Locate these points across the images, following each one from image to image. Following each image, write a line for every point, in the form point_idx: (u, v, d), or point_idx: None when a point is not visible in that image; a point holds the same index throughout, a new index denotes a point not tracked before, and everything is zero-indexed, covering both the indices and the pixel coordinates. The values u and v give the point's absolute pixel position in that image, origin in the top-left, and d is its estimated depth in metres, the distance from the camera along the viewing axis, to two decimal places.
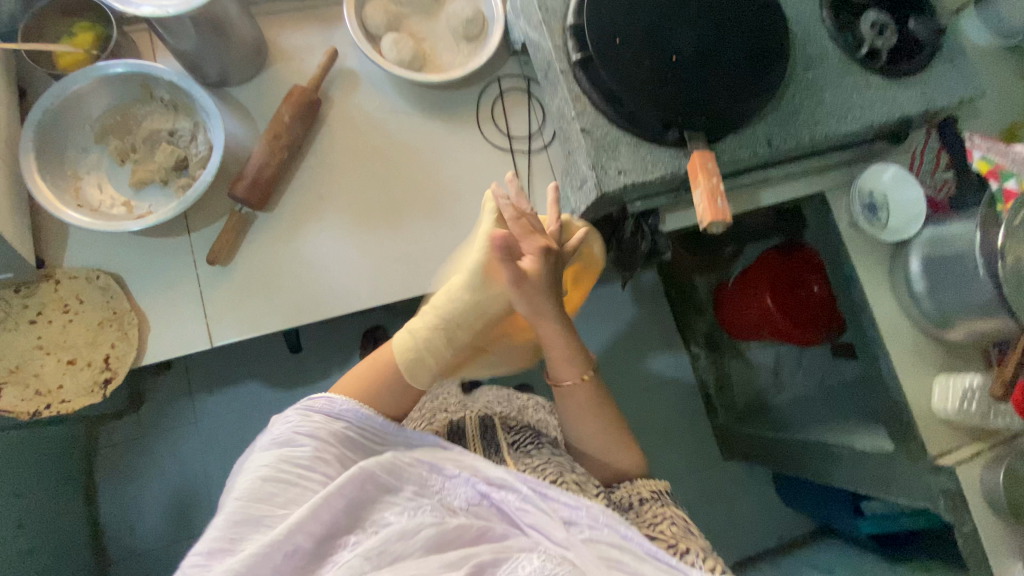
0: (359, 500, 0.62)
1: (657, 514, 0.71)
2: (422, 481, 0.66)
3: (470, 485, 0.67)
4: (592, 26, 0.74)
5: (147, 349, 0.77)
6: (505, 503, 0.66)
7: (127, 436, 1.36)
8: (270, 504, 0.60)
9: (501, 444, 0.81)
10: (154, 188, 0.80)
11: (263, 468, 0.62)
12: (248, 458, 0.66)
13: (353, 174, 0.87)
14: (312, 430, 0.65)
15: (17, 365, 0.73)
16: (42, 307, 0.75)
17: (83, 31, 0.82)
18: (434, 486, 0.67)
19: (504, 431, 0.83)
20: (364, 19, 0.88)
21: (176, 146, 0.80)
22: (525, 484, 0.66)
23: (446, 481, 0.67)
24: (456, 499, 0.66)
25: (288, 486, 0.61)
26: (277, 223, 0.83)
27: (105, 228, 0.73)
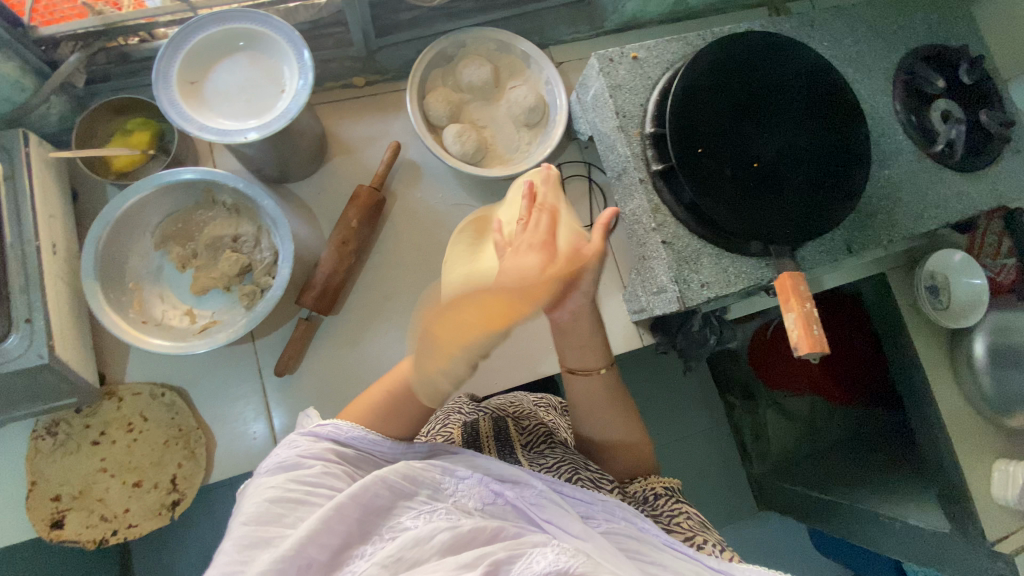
0: (373, 505, 0.50)
1: (673, 508, 0.63)
2: (432, 485, 0.54)
3: (484, 485, 0.56)
4: (674, 136, 0.72)
5: (214, 466, 0.75)
6: (527, 506, 0.55)
7: None
8: (278, 526, 0.47)
9: (514, 445, 0.70)
10: (216, 294, 0.77)
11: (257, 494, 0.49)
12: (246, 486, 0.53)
13: (417, 272, 0.84)
14: (318, 451, 0.53)
15: (80, 489, 0.71)
16: (105, 426, 0.73)
17: (139, 126, 0.77)
18: (449, 491, 0.54)
19: (517, 430, 0.73)
20: (426, 110, 0.86)
21: (240, 252, 0.77)
22: (537, 483, 0.57)
23: (458, 484, 0.55)
24: (476, 504, 0.54)
25: (298, 505, 0.49)
26: (342, 327, 0.80)
27: (173, 349, 0.70)
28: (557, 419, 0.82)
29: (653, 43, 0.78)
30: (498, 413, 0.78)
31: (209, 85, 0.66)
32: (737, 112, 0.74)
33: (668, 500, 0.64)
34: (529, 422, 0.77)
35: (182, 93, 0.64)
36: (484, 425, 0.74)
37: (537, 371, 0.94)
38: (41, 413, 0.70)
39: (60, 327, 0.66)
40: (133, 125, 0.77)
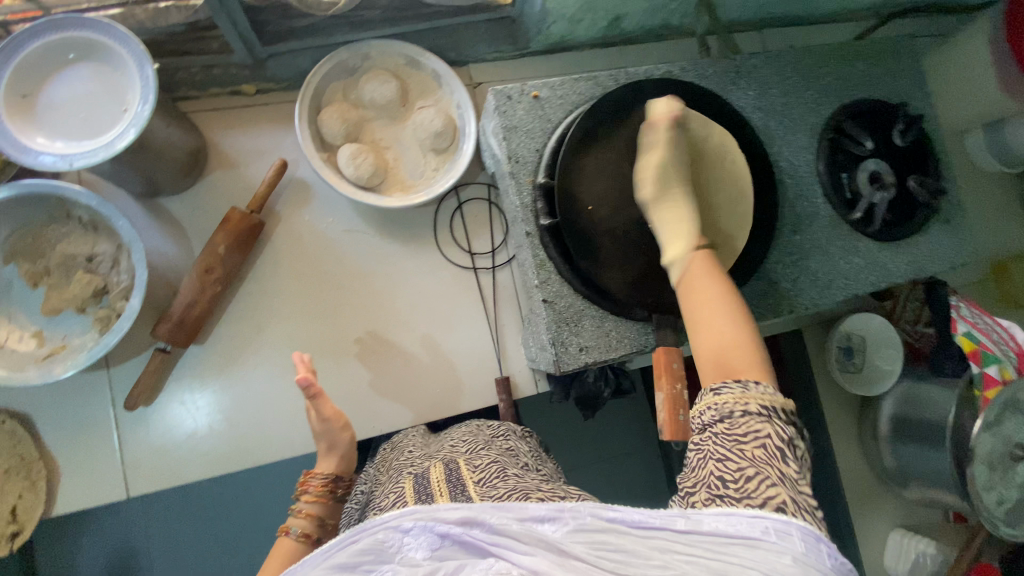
0: None
1: (744, 425, 0.42)
2: (371, 553, 0.36)
3: (429, 530, 0.37)
4: (560, 189, 0.67)
5: (58, 499, 0.71)
6: (478, 534, 0.36)
7: None
8: None
9: (464, 481, 0.51)
10: (70, 316, 0.72)
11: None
12: None
13: (297, 301, 0.80)
14: None
15: None
16: None
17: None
18: (391, 552, 0.36)
19: (468, 469, 0.54)
20: (319, 128, 0.80)
21: (96, 273, 0.72)
22: (491, 506, 0.37)
23: (403, 539, 0.37)
24: (431, 550, 0.36)
25: None
26: (208, 357, 0.76)
27: (3, 379, 0.65)
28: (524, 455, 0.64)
29: (557, 80, 0.72)
30: (446, 458, 0.58)
31: (45, 100, 0.60)
32: (633, 168, 0.69)
33: (745, 415, 0.43)
34: (484, 458, 0.58)
35: (8, 109, 0.58)
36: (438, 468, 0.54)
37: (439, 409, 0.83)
38: None
39: None
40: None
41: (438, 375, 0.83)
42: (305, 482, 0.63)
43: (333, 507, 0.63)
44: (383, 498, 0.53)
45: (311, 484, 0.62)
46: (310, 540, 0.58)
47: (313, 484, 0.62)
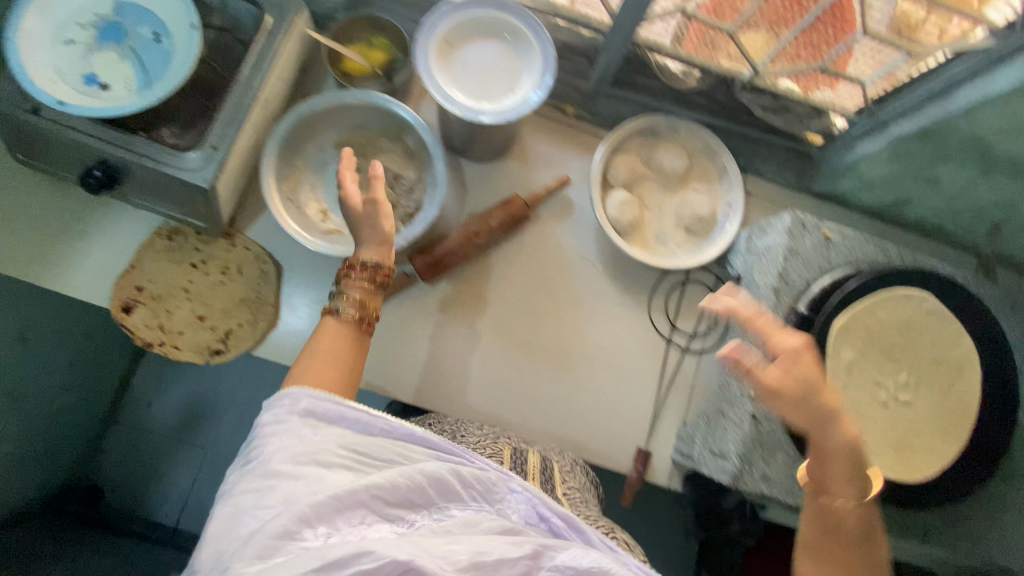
0: (406, 495, 0.49)
1: None
2: (484, 484, 0.53)
3: (531, 504, 0.53)
4: (820, 329, 0.69)
5: (261, 343, 0.80)
6: (570, 531, 0.52)
7: None
8: (292, 477, 0.46)
9: (556, 483, 0.66)
10: (353, 209, 0.84)
11: (285, 490, 0.45)
12: (254, 432, 0.51)
13: (515, 294, 0.89)
14: (317, 426, 0.51)
15: (160, 293, 0.79)
16: (208, 259, 0.80)
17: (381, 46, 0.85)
18: (496, 496, 0.53)
19: (560, 481, 0.68)
20: (609, 166, 0.89)
21: (392, 189, 0.83)
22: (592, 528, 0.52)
23: (507, 493, 0.54)
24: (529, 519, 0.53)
25: (310, 475, 0.47)
26: (428, 301, 0.87)
27: (295, 234, 0.76)
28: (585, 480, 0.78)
29: (851, 233, 0.76)
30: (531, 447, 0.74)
31: (460, 54, 0.71)
32: (891, 346, 0.72)
33: None
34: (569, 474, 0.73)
35: (436, 48, 0.70)
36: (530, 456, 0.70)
37: (579, 450, 0.85)
38: (172, 216, 0.79)
39: (231, 166, 0.74)
40: (376, 44, 0.85)
41: (593, 419, 0.86)
42: (346, 265, 0.61)
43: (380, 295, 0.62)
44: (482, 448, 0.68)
45: (358, 267, 0.61)
46: (358, 322, 0.60)
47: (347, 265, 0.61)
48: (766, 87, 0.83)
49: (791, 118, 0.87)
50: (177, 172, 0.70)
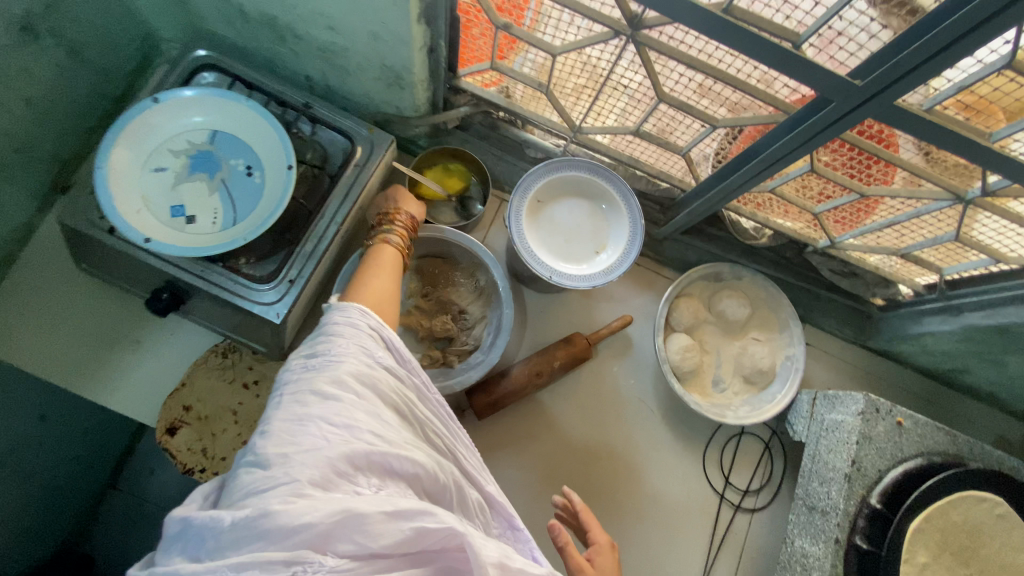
0: (443, 491, 0.43)
1: None
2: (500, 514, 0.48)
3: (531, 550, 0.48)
4: (897, 531, 0.67)
5: None
6: None
7: None
8: (352, 395, 0.40)
9: None
10: (410, 334, 0.81)
11: (350, 410, 0.39)
12: (314, 343, 0.44)
13: (567, 431, 0.86)
14: (386, 358, 0.45)
15: (206, 414, 0.75)
16: (261, 380, 0.78)
17: (458, 170, 0.85)
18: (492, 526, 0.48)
19: None
20: (672, 310, 0.89)
21: (454, 322, 0.81)
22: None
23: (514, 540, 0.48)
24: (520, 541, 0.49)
25: (371, 403, 0.41)
26: (479, 435, 0.84)
27: None
28: None
29: (923, 418, 0.75)
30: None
31: (549, 212, 0.72)
32: (959, 547, 0.67)
33: None
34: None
35: (528, 207, 0.71)
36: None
37: None
38: (230, 334, 0.77)
39: (302, 298, 0.72)
40: (453, 168, 0.84)
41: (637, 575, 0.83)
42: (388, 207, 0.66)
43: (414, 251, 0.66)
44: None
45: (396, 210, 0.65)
46: (405, 252, 0.62)
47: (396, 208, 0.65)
48: (839, 255, 0.83)
49: (858, 282, 0.87)
50: (248, 307, 0.68)
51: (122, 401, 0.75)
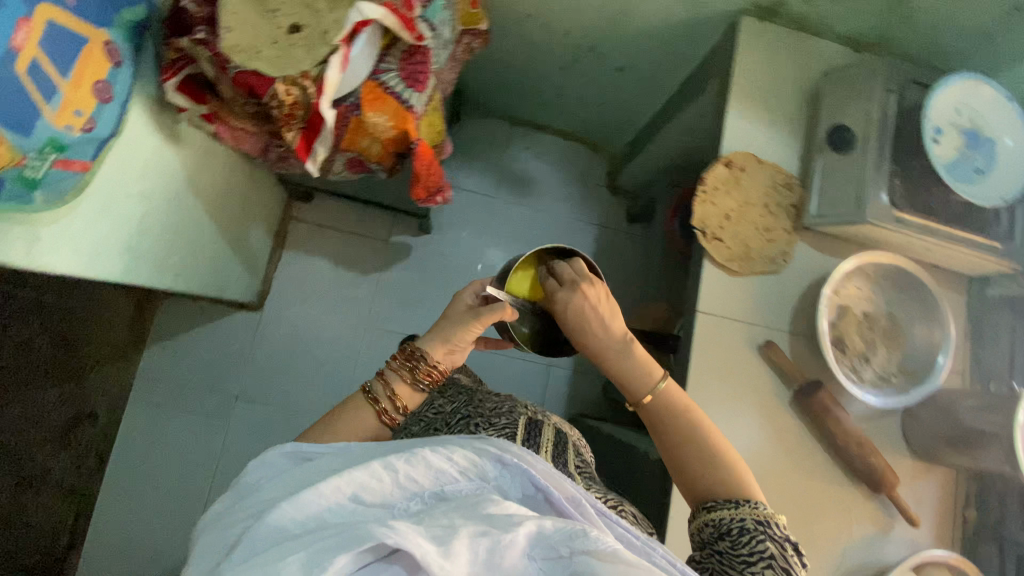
0: (406, 474, 0.52)
1: (756, 545, 0.59)
2: (471, 466, 0.54)
3: (527, 475, 0.56)
4: None
5: (715, 266, 0.91)
6: (568, 505, 0.54)
7: (584, 165, 1.70)
8: (261, 506, 0.51)
9: (569, 457, 0.72)
10: (844, 318, 0.92)
11: (278, 497, 0.51)
12: (253, 472, 0.57)
13: (801, 490, 0.88)
14: (279, 463, 0.57)
15: (743, 182, 0.94)
16: (777, 215, 0.94)
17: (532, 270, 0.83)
18: (489, 475, 0.55)
19: (577, 454, 0.74)
20: (940, 567, 0.89)
21: (868, 354, 0.91)
22: (563, 495, 0.54)
23: (505, 475, 0.56)
24: (521, 493, 0.55)
25: (281, 494, 0.52)
26: (776, 404, 0.89)
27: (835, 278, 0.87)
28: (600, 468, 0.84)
29: None
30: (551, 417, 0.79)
31: None
32: None
33: (756, 542, 0.59)
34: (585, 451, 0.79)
35: None
36: (545, 429, 0.74)
37: None
38: (809, 187, 0.95)
39: (876, 229, 0.88)
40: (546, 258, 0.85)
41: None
42: (409, 354, 0.74)
43: (416, 394, 0.74)
44: (499, 420, 0.73)
45: (407, 362, 0.73)
46: (418, 382, 0.73)
47: (410, 355, 0.73)
48: None
49: None
50: (874, 192, 0.85)
51: (734, 111, 0.97)
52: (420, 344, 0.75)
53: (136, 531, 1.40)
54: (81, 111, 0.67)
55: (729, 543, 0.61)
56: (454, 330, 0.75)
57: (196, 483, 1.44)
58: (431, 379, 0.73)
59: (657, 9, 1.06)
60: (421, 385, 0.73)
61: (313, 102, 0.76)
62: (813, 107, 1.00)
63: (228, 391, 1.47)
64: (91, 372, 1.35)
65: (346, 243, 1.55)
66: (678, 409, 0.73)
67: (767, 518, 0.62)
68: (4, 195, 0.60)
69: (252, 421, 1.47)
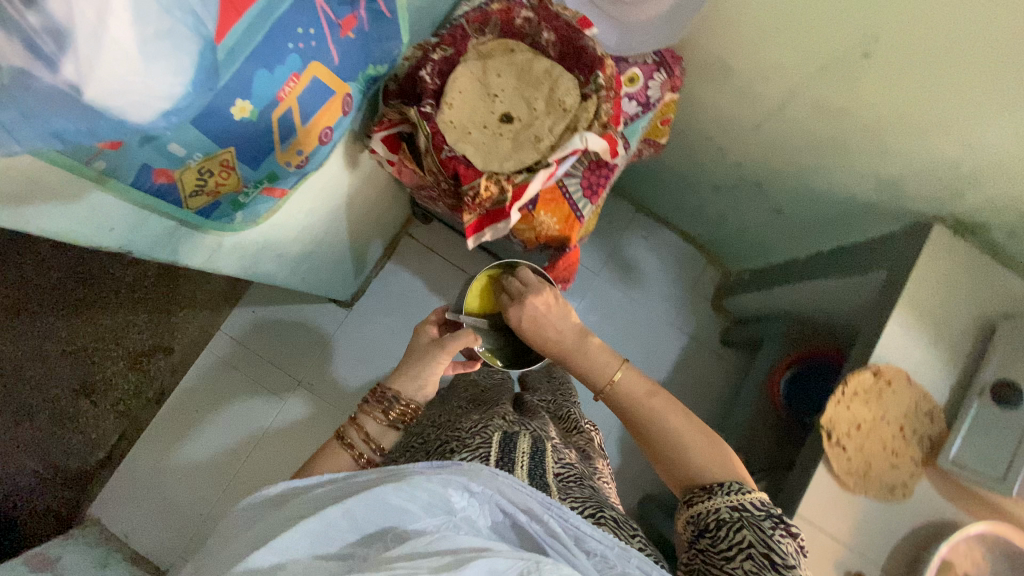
0: (369, 516, 0.46)
1: (738, 535, 0.56)
2: (438, 503, 0.48)
3: (494, 502, 0.50)
4: None
5: (829, 472, 0.86)
6: (542, 533, 0.49)
7: (696, 273, 1.65)
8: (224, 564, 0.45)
9: (546, 467, 0.65)
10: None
11: (240, 552, 0.46)
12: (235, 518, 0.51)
13: None
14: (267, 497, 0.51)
15: (886, 398, 0.88)
16: (909, 444, 0.88)
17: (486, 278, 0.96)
18: (456, 506, 0.48)
19: (552, 459, 0.69)
20: None
21: None
22: (528, 516, 0.50)
23: (473, 505, 0.49)
24: (490, 522, 0.50)
25: (242, 548, 0.46)
26: None
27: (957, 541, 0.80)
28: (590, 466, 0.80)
29: None
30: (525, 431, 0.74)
31: None
32: None
33: (736, 535, 0.57)
34: (565, 456, 0.73)
35: None
36: (520, 439, 0.68)
37: None
38: (958, 427, 0.87)
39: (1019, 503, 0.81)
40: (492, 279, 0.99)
41: None
42: (376, 396, 0.76)
43: (391, 435, 0.75)
44: (472, 439, 0.67)
45: (376, 403, 0.75)
46: (395, 421, 0.74)
47: (379, 398, 0.75)
48: None
49: None
50: None
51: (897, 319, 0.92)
52: (386, 387, 0.77)
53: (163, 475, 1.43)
54: (303, 151, 0.69)
55: (710, 541, 0.58)
56: (426, 366, 0.79)
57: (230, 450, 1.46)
58: (406, 415, 0.75)
59: (845, 184, 1.03)
60: (393, 424, 0.74)
61: (506, 202, 0.77)
62: (985, 344, 0.93)
63: (293, 375, 1.50)
64: (179, 310, 1.49)
65: (446, 274, 1.58)
66: (641, 397, 0.73)
67: (746, 506, 0.59)
68: (214, 215, 0.64)
69: (304, 411, 1.49)
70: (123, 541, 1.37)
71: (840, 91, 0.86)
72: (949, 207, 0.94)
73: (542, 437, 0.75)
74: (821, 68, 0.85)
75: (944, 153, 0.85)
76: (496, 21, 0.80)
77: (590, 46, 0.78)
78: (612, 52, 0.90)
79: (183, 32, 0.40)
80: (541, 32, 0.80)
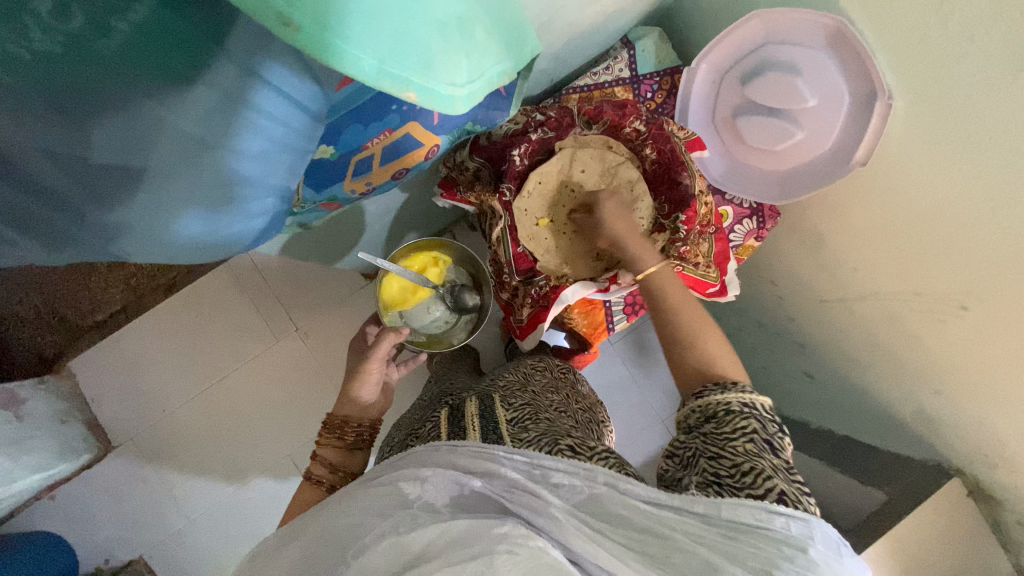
0: (335, 534, 0.49)
1: (741, 420, 0.57)
2: (400, 500, 0.50)
3: (447, 479, 0.51)
4: None
5: None
6: (508, 492, 0.50)
7: None
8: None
9: (495, 420, 0.62)
10: None
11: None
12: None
13: None
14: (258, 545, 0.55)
15: None
16: None
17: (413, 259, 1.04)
18: (410, 496, 0.50)
19: (503, 408, 0.65)
20: None
21: None
22: (479, 478, 0.51)
23: (429, 486, 0.51)
24: (449, 498, 0.50)
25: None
26: None
27: None
28: (573, 400, 0.78)
29: None
30: (472, 394, 0.71)
31: None
32: None
33: (739, 421, 0.57)
34: (519, 398, 0.69)
35: None
36: (467, 406, 0.66)
37: None
38: None
39: None
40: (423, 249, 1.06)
41: None
42: (330, 419, 0.78)
43: (355, 455, 0.77)
44: (422, 430, 0.64)
45: (331, 424, 0.78)
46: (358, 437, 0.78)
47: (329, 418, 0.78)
48: None
49: None
50: None
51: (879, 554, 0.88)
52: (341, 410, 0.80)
53: (141, 358, 1.46)
54: (370, 184, 0.67)
55: (711, 427, 0.58)
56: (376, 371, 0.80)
57: (210, 361, 1.49)
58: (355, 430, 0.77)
59: (884, 390, 0.98)
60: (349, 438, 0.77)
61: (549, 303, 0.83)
62: None
63: (291, 318, 1.52)
64: None
65: None
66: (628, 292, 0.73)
67: (755, 404, 0.59)
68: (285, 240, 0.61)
69: (289, 354, 1.52)
70: (86, 405, 1.43)
71: (920, 319, 0.80)
72: (974, 468, 0.89)
73: (500, 389, 0.72)
74: (909, 293, 0.79)
75: (992, 422, 0.80)
76: (607, 121, 0.79)
77: (685, 183, 0.77)
78: (712, 180, 0.88)
79: (250, 204, 0.43)
80: (645, 147, 0.79)
